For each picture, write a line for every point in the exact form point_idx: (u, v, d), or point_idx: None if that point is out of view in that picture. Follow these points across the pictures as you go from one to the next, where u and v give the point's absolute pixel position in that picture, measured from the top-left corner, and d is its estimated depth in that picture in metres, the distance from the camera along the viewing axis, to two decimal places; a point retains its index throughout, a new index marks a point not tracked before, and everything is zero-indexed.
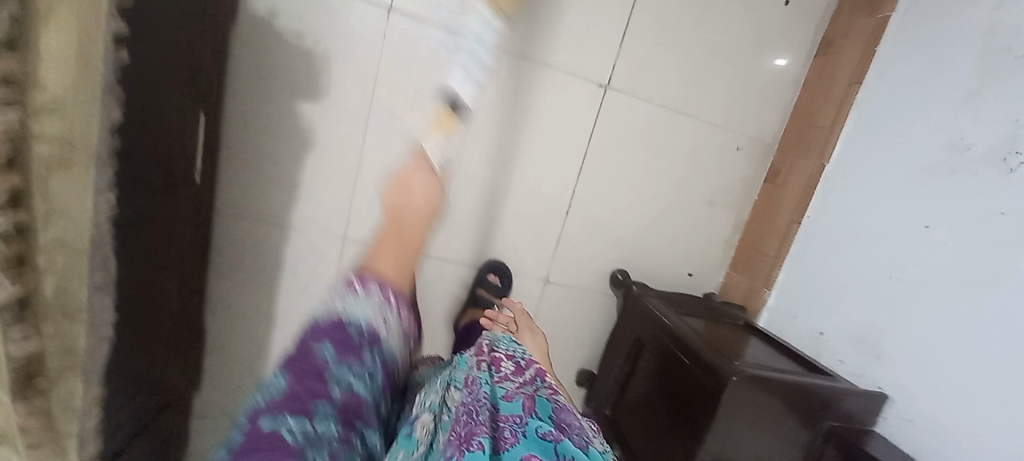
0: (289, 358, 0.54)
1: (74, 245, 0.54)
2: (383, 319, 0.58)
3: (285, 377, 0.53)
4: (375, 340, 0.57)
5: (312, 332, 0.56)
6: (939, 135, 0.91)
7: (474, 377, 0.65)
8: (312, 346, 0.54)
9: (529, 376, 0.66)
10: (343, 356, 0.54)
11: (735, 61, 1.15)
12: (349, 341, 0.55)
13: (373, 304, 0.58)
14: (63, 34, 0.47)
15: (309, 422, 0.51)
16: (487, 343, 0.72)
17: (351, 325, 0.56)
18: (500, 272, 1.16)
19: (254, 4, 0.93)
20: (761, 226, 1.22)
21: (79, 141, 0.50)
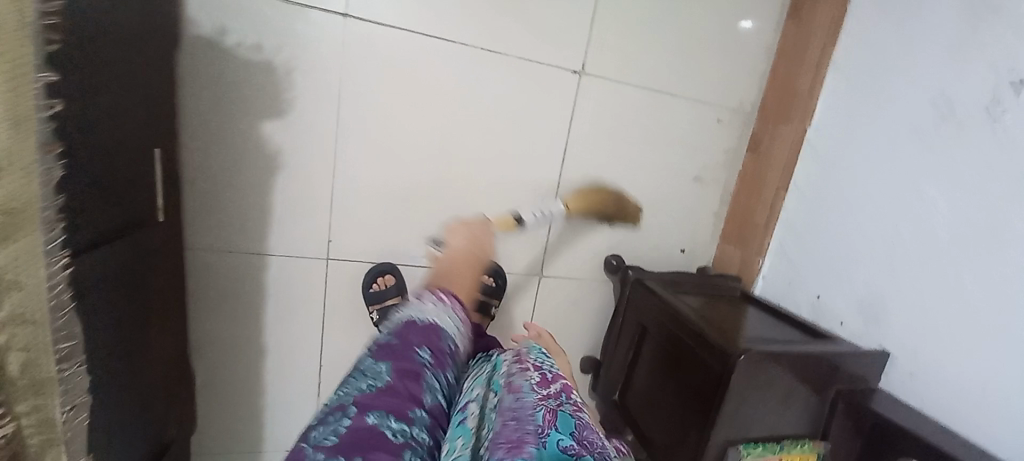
0: (388, 353, 0.62)
1: (32, 317, 0.49)
2: (462, 336, 0.71)
3: (386, 368, 0.60)
4: (453, 355, 0.67)
5: (406, 339, 0.64)
6: (920, 91, 0.91)
7: (518, 384, 0.60)
8: (412, 345, 0.64)
9: (554, 390, 0.60)
10: (434, 364, 0.63)
11: (707, 32, 1.13)
12: (442, 349, 0.66)
13: (456, 320, 0.72)
14: None
15: (408, 424, 0.55)
16: (522, 353, 0.67)
17: (443, 335, 0.67)
18: (494, 273, 1.15)
19: (199, 24, 0.87)
20: (748, 195, 1.22)
21: (21, 205, 0.46)
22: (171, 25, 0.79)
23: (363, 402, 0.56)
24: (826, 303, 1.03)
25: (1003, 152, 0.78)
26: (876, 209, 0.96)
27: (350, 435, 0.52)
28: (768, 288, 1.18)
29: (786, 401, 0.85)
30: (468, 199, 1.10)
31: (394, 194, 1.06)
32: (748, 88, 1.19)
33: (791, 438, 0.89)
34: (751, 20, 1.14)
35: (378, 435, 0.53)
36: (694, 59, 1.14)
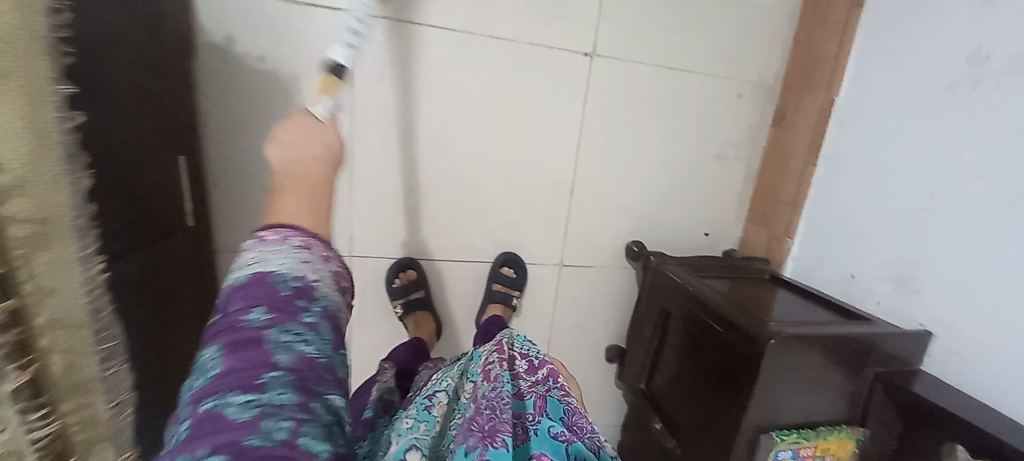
0: (213, 337, 0.46)
1: (71, 320, 0.52)
2: (311, 267, 0.53)
3: (217, 356, 0.45)
4: (312, 294, 0.51)
5: (232, 300, 0.48)
6: (956, 48, 0.85)
7: (495, 373, 0.60)
8: (237, 311, 0.47)
9: (541, 375, 0.62)
10: (276, 316, 0.48)
11: (724, 5, 1.08)
12: (283, 295, 0.49)
13: (295, 260, 0.52)
14: (10, 107, 0.43)
15: (263, 392, 0.43)
16: (504, 340, 0.65)
17: (277, 282, 0.50)
18: (514, 264, 1.15)
19: (211, 32, 0.89)
20: (774, 174, 1.17)
21: (52, 214, 0.48)
22: (183, 34, 0.81)
23: (195, 397, 0.43)
24: (861, 281, 0.98)
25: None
26: (911, 178, 0.90)
27: (189, 432, 0.41)
28: (799, 267, 1.13)
29: (818, 384, 0.82)
30: (482, 190, 1.10)
31: (408, 188, 1.06)
32: (769, 61, 1.13)
33: (828, 424, 0.85)
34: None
35: (221, 418, 0.41)
36: (709, 32, 1.09)
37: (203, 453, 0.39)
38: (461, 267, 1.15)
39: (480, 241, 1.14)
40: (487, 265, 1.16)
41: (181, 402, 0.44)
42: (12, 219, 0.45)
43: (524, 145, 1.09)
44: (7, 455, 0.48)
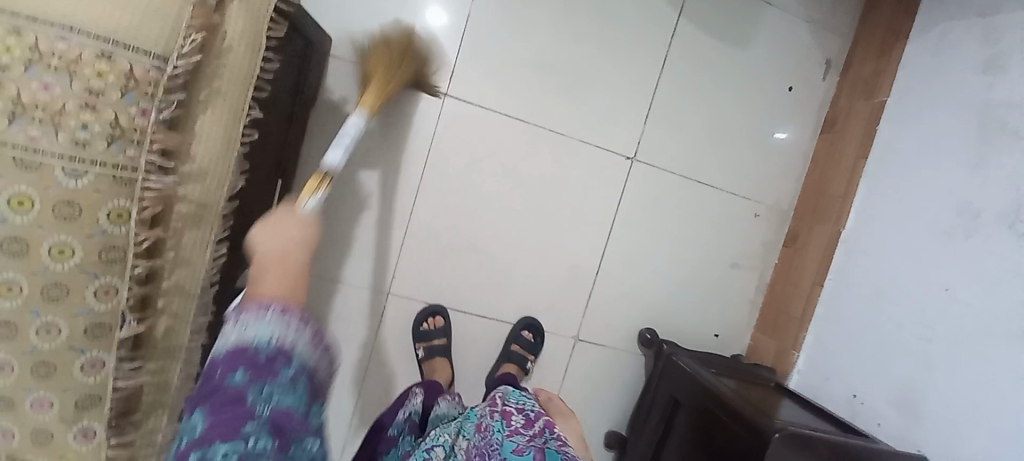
0: (198, 394, 0.44)
1: (188, 290, 0.60)
2: (290, 327, 0.46)
3: (202, 414, 0.43)
4: (290, 352, 0.45)
5: (216, 362, 0.45)
6: (946, 203, 0.99)
7: (486, 424, 0.77)
8: (220, 378, 0.44)
9: (538, 428, 0.76)
10: (255, 375, 0.44)
11: (748, 138, 1.27)
12: (260, 356, 0.44)
13: (276, 323, 0.45)
14: (216, 118, 0.56)
15: (242, 447, 0.42)
16: (500, 395, 0.83)
17: (255, 343, 0.44)
18: (534, 329, 1.22)
19: (331, 90, 1.09)
20: (784, 289, 1.27)
21: (212, 202, 0.58)
22: (311, 86, 1.01)
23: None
24: (865, 400, 1.04)
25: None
26: (912, 311, 0.99)
27: None
28: (804, 383, 1.18)
29: None
30: (519, 256, 1.22)
31: (454, 243, 1.19)
32: (784, 190, 1.30)
33: None
34: (781, 130, 1.28)
35: None
36: (735, 159, 1.27)
37: None
38: (485, 323, 1.23)
39: (508, 302, 1.23)
40: (509, 326, 1.23)
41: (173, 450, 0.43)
42: (184, 198, 0.56)
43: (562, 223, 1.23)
44: (91, 393, 0.56)
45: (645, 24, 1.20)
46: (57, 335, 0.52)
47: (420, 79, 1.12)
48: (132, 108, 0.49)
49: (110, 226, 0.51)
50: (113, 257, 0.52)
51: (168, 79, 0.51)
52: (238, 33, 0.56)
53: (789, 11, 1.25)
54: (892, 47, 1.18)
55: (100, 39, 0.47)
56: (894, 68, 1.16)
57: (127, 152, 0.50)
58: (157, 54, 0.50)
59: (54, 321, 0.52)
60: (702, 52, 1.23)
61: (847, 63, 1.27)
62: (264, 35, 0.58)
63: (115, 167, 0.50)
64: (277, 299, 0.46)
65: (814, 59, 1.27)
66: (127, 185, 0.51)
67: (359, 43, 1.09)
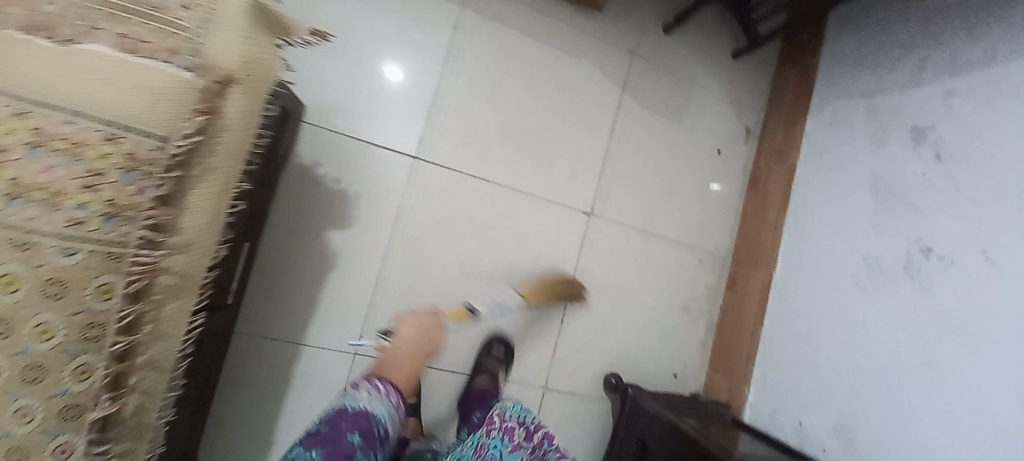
0: (320, 439, 0.74)
1: (163, 365, 0.59)
2: (394, 413, 0.83)
3: (317, 452, 0.73)
4: (387, 432, 0.80)
5: (342, 420, 0.77)
6: (854, 250, 1.16)
7: (485, 442, 0.93)
8: (341, 433, 0.75)
9: (537, 440, 0.93)
10: (365, 444, 0.76)
11: (688, 193, 1.43)
12: (371, 431, 0.77)
13: (389, 409, 0.82)
14: (206, 192, 0.58)
15: None
16: (498, 411, 0.96)
17: (375, 421, 0.79)
18: (504, 345, 1.24)
19: (302, 155, 1.12)
20: (731, 330, 1.39)
21: (195, 273, 0.60)
22: (285, 151, 1.04)
23: None
24: (808, 430, 1.14)
25: (956, 308, 0.95)
26: (838, 347, 1.13)
27: None
28: (755, 416, 1.26)
29: None
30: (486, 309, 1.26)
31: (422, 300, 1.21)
32: (721, 239, 1.45)
33: None
34: (715, 183, 1.45)
35: None
36: (679, 212, 1.42)
37: None
38: (454, 379, 1.23)
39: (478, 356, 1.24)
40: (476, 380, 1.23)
41: None
42: (169, 270, 0.57)
43: (527, 277, 1.29)
44: None
45: (594, 97, 1.36)
46: (31, 419, 0.50)
47: (391, 145, 1.19)
48: (131, 186, 0.51)
49: (95, 302, 0.51)
50: (93, 335, 0.52)
51: (167, 158, 0.53)
52: (238, 115, 0.59)
53: (713, 88, 1.46)
54: (796, 120, 1.41)
55: (105, 123, 0.49)
56: (800, 136, 1.38)
57: (120, 228, 0.51)
58: (158, 135, 0.52)
59: (29, 404, 0.50)
60: (644, 122, 1.40)
61: (763, 130, 1.49)
62: (259, 116, 0.62)
63: (106, 243, 0.50)
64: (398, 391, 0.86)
65: (737, 127, 1.48)
66: (116, 260, 0.51)
67: (332, 111, 1.14)
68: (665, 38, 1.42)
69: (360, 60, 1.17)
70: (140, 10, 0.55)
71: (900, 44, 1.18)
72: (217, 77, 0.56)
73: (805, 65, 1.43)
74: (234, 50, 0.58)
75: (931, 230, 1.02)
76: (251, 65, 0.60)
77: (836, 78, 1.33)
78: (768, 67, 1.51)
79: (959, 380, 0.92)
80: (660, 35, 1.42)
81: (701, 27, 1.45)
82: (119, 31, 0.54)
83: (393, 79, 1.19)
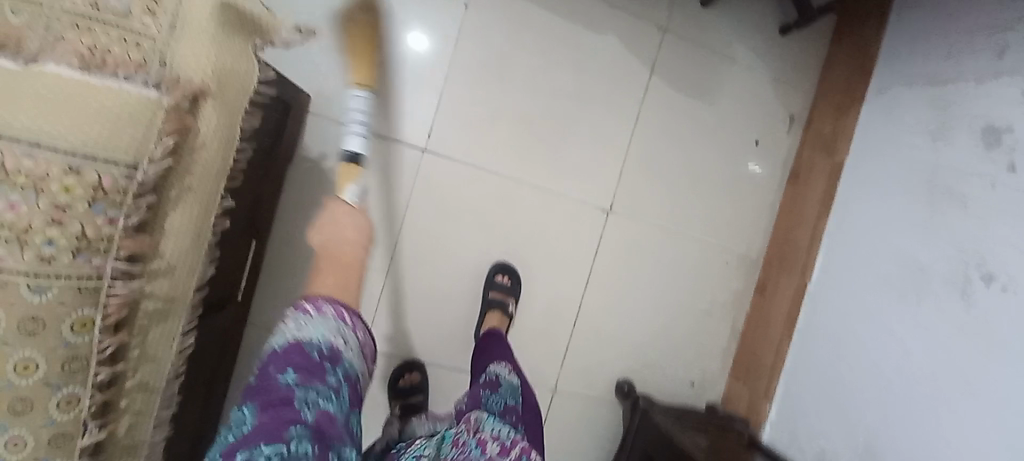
0: (252, 392, 0.62)
1: (153, 386, 0.59)
2: (338, 334, 0.66)
3: (250, 407, 0.60)
4: (335, 359, 0.64)
5: (272, 362, 0.63)
6: (899, 265, 1.04)
7: (464, 444, 0.74)
8: (273, 374, 0.62)
9: (515, 455, 0.73)
10: (304, 378, 0.61)
11: (719, 188, 1.32)
12: (307, 363, 0.62)
13: (329, 327, 0.66)
14: (186, 214, 0.55)
15: (285, 446, 0.56)
16: (474, 420, 0.78)
17: (309, 347, 0.63)
18: (508, 272, 1.19)
19: (307, 148, 1.08)
20: (755, 338, 1.31)
21: (180, 295, 0.58)
22: (286, 145, 1.00)
23: (226, 453, 0.57)
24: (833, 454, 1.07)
25: (1010, 341, 0.85)
26: (873, 370, 1.04)
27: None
28: (776, 432, 1.21)
29: None
30: None
31: (429, 296, 1.18)
32: (752, 239, 1.34)
33: None
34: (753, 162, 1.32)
35: None
36: (706, 209, 1.32)
37: (256, 451, 0.55)
38: (461, 375, 1.22)
39: None
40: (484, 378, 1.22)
41: (225, 442, 0.59)
42: (152, 295, 0.55)
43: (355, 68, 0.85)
44: None
45: (617, 81, 1.24)
46: (24, 447, 0.51)
47: (396, 135, 1.13)
48: (100, 218, 0.48)
49: (73, 336, 0.50)
50: (75, 367, 0.51)
51: (138, 186, 0.50)
52: (213, 132, 0.55)
53: (755, 69, 1.30)
54: (849, 107, 1.24)
55: (68, 154, 0.46)
56: (852, 127, 1.23)
57: (93, 262, 0.49)
58: (127, 162, 0.49)
59: (21, 433, 0.50)
60: (672, 107, 1.27)
61: (810, 117, 1.33)
62: (237, 130, 0.58)
63: (80, 278, 0.49)
64: (328, 306, 0.67)
65: (780, 114, 1.32)
66: (92, 294, 0.50)
67: (334, 99, 1.08)
68: (701, 10, 1.26)
69: None
70: (104, 18, 0.51)
71: (979, 24, 1.00)
72: (187, 93, 0.52)
73: (863, 43, 1.25)
74: (202, 59, 0.54)
75: (993, 251, 0.91)
76: (224, 77, 0.55)
77: (899, 60, 1.16)
78: (822, 43, 1.33)
79: (996, 416, 0.85)
80: (696, 8, 1.26)
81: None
82: (86, 42, 0.50)
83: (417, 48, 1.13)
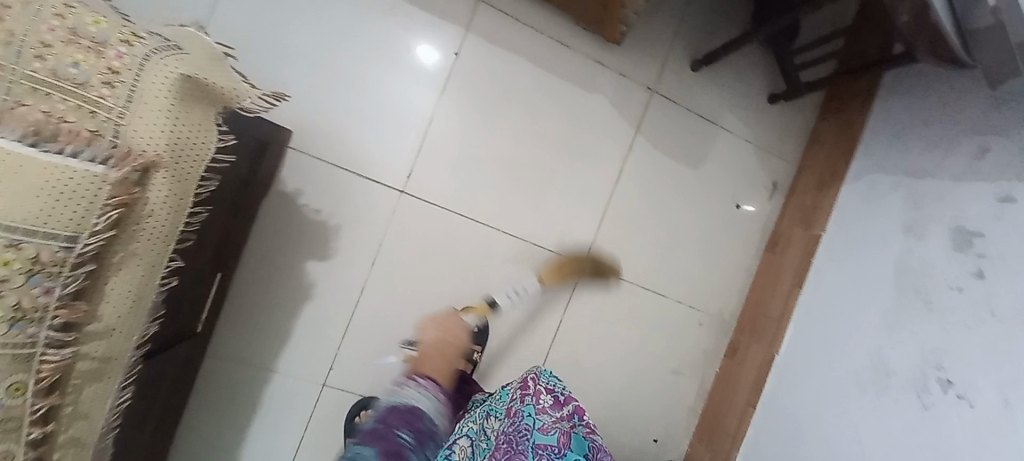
0: (370, 433, 0.68)
1: (86, 441, 0.59)
2: (439, 417, 0.74)
3: (370, 449, 0.66)
4: (437, 435, 0.72)
5: (390, 413, 0.70)
6: (863, 355, 1.06)
7: (516, 408, 0.74)
8: (392, 428, 0.69)
9: (567, 411, 0.75)
10: (416, 444, 0.69)
11: (700, 249, 1.30)
12: (423, 431, 0.70)
13: (433, 409, 0.74)
14: (126, 278, 0.56)
15: None
16: (531, 376, 0.77)
17: (426, 419, 0.72)
18: None
19: (285, 183, 1.09)
20: (720, 400, 1.30)
21: (118, 354, 0.58)
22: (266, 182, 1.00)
23: None
24: None
25: (962, 446, 0.89)
26: (828, 455, 1.05)
27: None
28: None
29: None
30: None
31: (395, 336, 1.16)
32: (726, 302, 1.33)
33: None
34: (748, 202, 1.32)
35: None
36: (685, 269, 1.30)
37: None
38: None
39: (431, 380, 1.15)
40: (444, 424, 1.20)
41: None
42: (87, 356, 0.55)
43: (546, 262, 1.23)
44: None
45: (603, 137, 1.24)
46: None
47: (377, 177, 1.14)
48: (36, 288, 0.49)
49: (6, 398, 0.50)
50: (8, 426, 0.51)
51: (76, 256, 0.51)
52: (162, 201, 0.56)
53: (740, 134, 1.31)
54: (830, 183, 1.25)
55: (7, 230, 0.47)
56: (831, 202, 1.23)
57: (28, 330, 0.50)
58: (66, 235, 0.50)
59: None
60: (656, 166, 1.27)
61: (793, 185, 1.33)
62: (190, 196, 0.59)
63: (16, 346, 0.49)
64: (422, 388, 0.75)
65: (762, 180, 1.32)
66: (25, 360, 0.50)
67: (317, 137, 1.10)
68: (692, 74, 1.27)
69: (352, 84, 1.11)
70: (60, 85, 0.52)
71: (963, 123, 1.02)
72: (136, 166, 0.53)
73: (848, 119, 1.26)
74: (158, 130, 0.55)
75: (954, 356, 0.93)
76: (180, 148, 0.57)
77: (883, 142, 1.16)
78: (809, 115, 1.34)
79: None
80: (687, 72, 1.27)
81: (735, 65, 1.29)
82: (42, 109, 0.51)
83: (418, 69, 1.14)
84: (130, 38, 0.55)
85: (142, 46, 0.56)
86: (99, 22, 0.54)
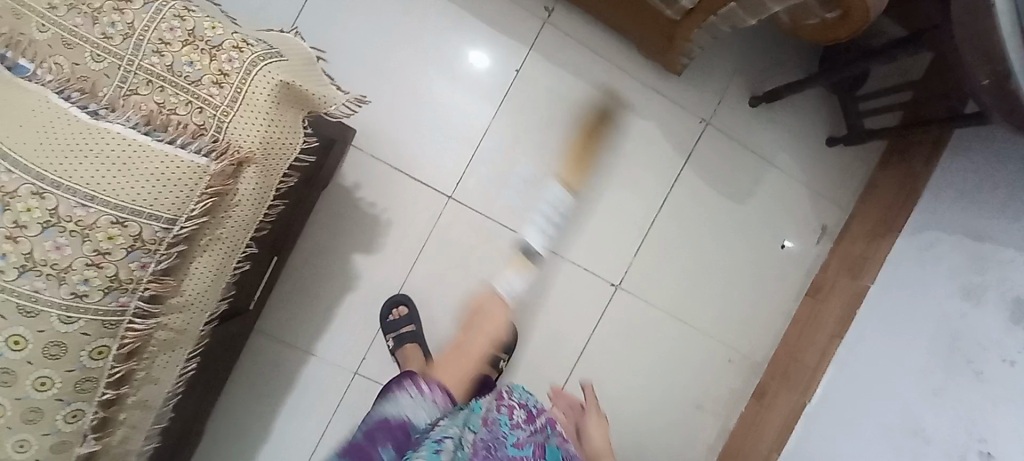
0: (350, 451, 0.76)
1: (149, 404, 0.64)
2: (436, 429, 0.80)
3: None
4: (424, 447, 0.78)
5: (378, 431, 0.78)
6: (902, 420, 1.04)
7: (494, 417, 0.81)
8: (377, 445, 0.76)
9: (539, 424, 0.83)
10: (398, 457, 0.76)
11: (738, 285, 1.29)
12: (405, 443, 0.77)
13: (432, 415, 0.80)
14: (207, 261, 0.61)
15: None
16: (504, 391, 0.88)
17: (412, 429, 0.78)
18: None
19: (344, 178, 1.15)
20: (743, 443, 1.27)
21: (189, 329, 0.63)
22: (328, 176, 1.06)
23: None
24: None
25: None
26: None
27: None
28: None
29: None
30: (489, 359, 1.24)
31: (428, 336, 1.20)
32: (759, 343, 1.30)
33: None
34: (786, 240, 1.29)
35: None
36: (720, 304, 1.29)
37: None
38: None
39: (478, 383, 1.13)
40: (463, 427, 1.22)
41: None
42: (167, 326, 0.61)
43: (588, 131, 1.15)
44: None
45: (652, 163, 1.25)
46: (28, 449, 0.56)
47: (428, 180, 1.18)
48: (133, 263, 0.55)
49: (89, 360, 0.56)
50: (87, 386, 0.57)
51: (171, 236, 0.56)
52: (250, 193, 0.61)
53: (794, 176, 1.28)
54: (884, 235, 1.21)
55: (116, 209, 0.53)
56: (883, 255, 1.20)
57: (120, 299, 0.55)
58: (166, 216, 0.55)
59: (27, 439, 0.55)
60: (701, 198, 1.26)
61: (841, 233, 1.30)
62: (273, 191, 0.64)
63: (106, 313, 0.55)
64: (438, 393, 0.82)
65: (810, 223, 1.30)
66: (112, 327, 0.56)
67: (377, 137, 1.15)
68: (749, 110, 1.26)
69: (416, 90, 1.16)
70: (174, 80, 0.57)
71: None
72: (232, 161, 0.58)
73: (909, 171, 1.21)
74: (255, 130, 0.60)
75: (992, 428, 0.92)
76: (271, 146, 0.61)
77: (944, 201, 1.13)
78: (867, 163, 1.30)
79: None
80: (744, 107, 1.26)
81: (796, 104, 1.27)
82: (155, 100, 0.57)
83: (478, 80, 1.18)
84: (241, 44, 0.60)
85: (250, 52, 0.60)
86: (215, 27, 0.60)
